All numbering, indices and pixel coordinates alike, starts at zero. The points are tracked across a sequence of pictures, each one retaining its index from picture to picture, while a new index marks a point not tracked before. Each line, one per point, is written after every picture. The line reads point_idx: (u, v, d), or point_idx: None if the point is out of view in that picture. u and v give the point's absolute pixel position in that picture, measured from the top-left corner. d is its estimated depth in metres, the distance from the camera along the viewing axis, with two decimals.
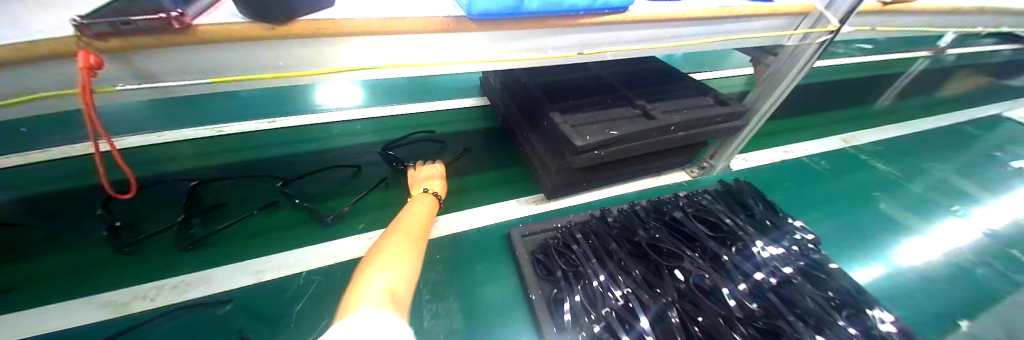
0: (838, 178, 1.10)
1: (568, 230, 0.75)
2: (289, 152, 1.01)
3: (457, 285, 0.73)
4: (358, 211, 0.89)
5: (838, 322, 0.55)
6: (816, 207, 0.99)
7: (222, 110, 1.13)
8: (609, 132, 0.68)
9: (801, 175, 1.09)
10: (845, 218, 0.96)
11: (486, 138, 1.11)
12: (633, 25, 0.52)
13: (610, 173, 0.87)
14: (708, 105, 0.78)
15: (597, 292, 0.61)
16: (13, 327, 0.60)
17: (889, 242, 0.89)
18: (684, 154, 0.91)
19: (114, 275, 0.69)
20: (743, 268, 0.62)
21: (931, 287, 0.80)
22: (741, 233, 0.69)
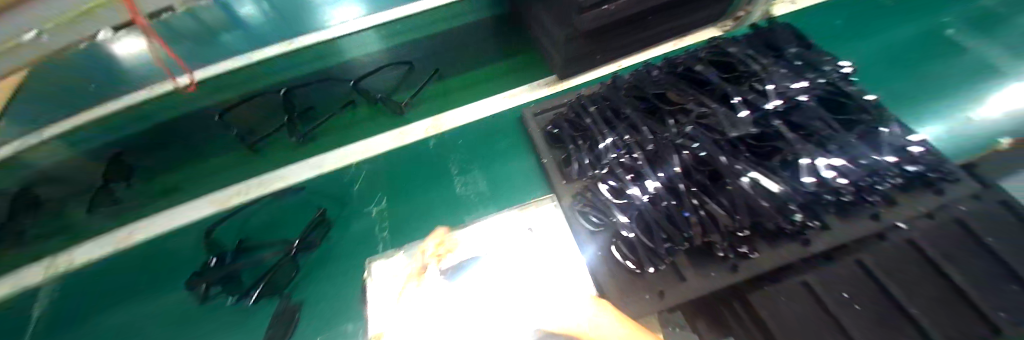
0: (929, 11, 0.92)
1: (578, 102, 0.78)
2: (323, 68, 0.98)
3: (480, 161, 0.84)
4: (422, 100, 0.98)
5: (847, 138, 0.56)
6: (876, 41, 0.89)
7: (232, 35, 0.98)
8: None
9: (876, 9, 0.94)
10: (912, 51, 0.85)
11: (499, 25, 1.06)
12: None
13: (630, 37, 0.83)
14: None
15: (603, 150, 0.68)
16: (178, 216, 0.86)
17: (959, 75, 0.80)
18: (712, 4, 0.82)
19: (233, 174, 0.91)
20: (752, 101, 0.60)
21: (1005, 122, 0.71)
22: (758, 69, 0.64)
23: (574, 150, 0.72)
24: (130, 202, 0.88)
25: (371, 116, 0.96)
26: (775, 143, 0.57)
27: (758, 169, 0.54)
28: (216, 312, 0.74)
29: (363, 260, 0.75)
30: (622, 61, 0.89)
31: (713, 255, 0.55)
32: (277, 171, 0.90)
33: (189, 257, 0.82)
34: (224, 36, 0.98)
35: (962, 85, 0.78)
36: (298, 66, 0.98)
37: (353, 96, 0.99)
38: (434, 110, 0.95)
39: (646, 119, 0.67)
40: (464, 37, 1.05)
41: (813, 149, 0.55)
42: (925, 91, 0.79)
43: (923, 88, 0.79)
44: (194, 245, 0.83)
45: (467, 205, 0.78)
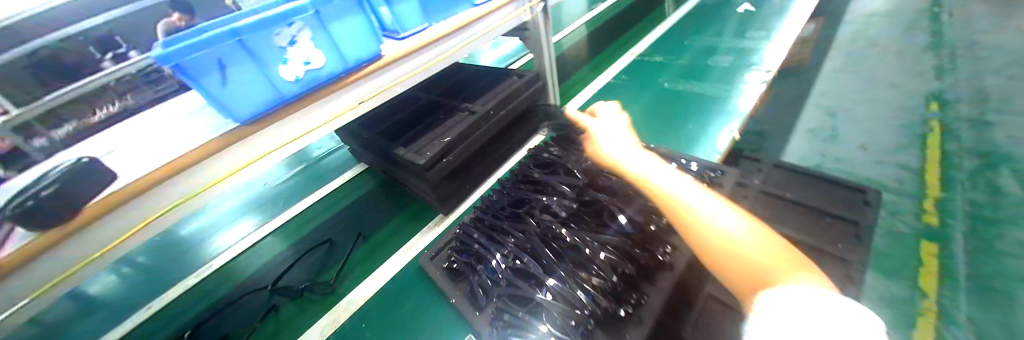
0: (648, 88, 1.54)
1: (461, 233, 0.86)
2: (215, 299, 0.94)
3: (397, 329, 0.79)
4: (349, 271, 0.95)
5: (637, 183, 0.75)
6: (628, 109, 1.44)
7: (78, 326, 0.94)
8: (443, 141, 0.81)
9: (620, 93, 1.55)
10: (647, 109, 1.42)
11: (384, 191, 1.21)
12: (396, 64, 0.72)
13: (480, 167, 1.01)
14: (512, 81, 0.98)
15: (495, 267, 0.73)
16: None
17: (676, 115, 1.34)
18: (528, 124, 1.10)
19: None
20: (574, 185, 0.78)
21: (703, 134, 1.23)
22: (564, 161, 0.86)
23: (474, 278, 0.75)
24: None
25: (299, 311, 0.88)
26: (603, 206, 0.73)
27: (602, 231, 0.68)
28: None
29: None
30: (486, 184, 1.05)
31: (619, 317, 0.58)
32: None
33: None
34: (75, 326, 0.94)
35: (679, 120, 1.32)
36: (178, 315, 0.92)
37: (273, 301, 0.90)
38: (365, 273, 0.93)
39: (514, 226, 0.78)
40: (354, 214, 1.13)
41: (623, 202, 0.71)
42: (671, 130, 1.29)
43: (663, 127, 1.30)
44: None
45: None
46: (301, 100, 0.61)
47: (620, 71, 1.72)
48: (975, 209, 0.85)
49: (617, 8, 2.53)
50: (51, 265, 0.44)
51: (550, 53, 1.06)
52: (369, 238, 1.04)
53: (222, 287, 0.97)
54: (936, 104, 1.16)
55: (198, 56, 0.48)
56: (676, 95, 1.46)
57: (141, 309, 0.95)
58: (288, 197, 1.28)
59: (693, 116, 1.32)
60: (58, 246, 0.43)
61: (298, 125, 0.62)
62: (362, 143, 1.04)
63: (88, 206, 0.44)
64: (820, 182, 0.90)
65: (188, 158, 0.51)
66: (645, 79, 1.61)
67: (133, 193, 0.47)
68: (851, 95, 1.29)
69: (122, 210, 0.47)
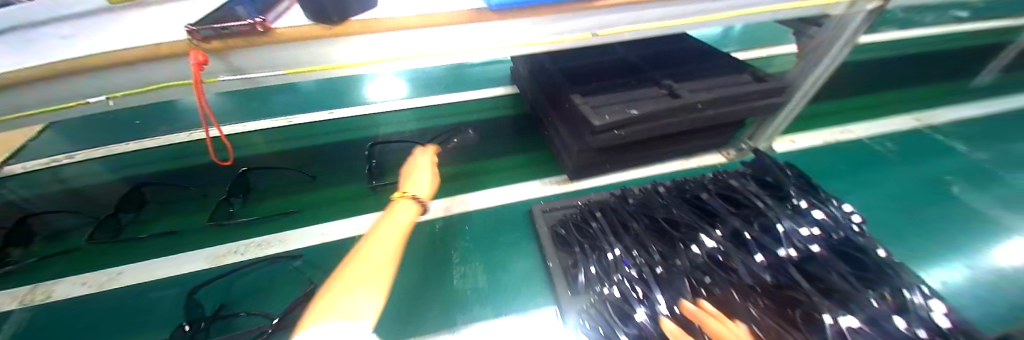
0: (904, 158, 1.04)
1: (588, 207, 0.80)
2: (364, 136, 1.23)
3: (485, 254, 0.82)
4: (501, 170, 1.05)
5: (866, 296, 0.52)
6: (861, 174, 0.98)
7: (284, 105, 1.40)
8: (628, 112, 0.71)
9: (858, 152, 1.06)
10: (891, 187, 0.95)
11: (520, 123, 1.21)
12: (650, 4, 0.54)
13: (637, 154, 0.88)
14: (744, 82, 0.77)
15: (610, 263, 0.66)
16: (162, 264, 0.89)
17: (944, 220, 0.86)
18: (720, 135, 0.90)
19: (255, 226, 0.97)
20: (765, 243, 0.61)
21: (995, 270, 0.74)
22: (769, 210, 0.66)
23: (581, 257, 0.70)
24: (108, 243, 0.93)
25: (483, 170, 1.05)
26: (794, 290, 0.54)
27: (776, 319, 0.52)
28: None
29: None
30: (633, 171, 0.94)
31: None
32: (288, 232, 0.96)
33: (170, 309, 0.81)
34: (283, 100, 1.43)
35: (952, 230, 0.83)
36: (345, 131, 1.26)
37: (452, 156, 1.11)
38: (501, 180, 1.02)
39: (656, 238, 0.67)
40: (489, 133, 1.18)
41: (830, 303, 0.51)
42: (932, 239, 0.81)
43: (919, 230, 0.83)
44: (163, 303, 0.82)
45: (465, 302, 0.73)
46: (542, 9, 0.50)
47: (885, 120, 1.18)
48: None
49: (912, 21, 1.79)
50: (280, 55, 0.48)
51: (825, 75, 0.74)
52: (493, 161, 1.08)
53: (376, 130, 1.25)
54: None
55: None
56: (952, 187, 0.95)
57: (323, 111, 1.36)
58: (445, 86, 1.44)
59: (964, 220, 0.86)
60: (310, 41, 0.47)
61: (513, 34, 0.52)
62: (535, 73, 1.02)
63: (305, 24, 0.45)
64: None
65: (408, 21, 0.47)
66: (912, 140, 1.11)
67: (352, 31, 0.47)
68: None
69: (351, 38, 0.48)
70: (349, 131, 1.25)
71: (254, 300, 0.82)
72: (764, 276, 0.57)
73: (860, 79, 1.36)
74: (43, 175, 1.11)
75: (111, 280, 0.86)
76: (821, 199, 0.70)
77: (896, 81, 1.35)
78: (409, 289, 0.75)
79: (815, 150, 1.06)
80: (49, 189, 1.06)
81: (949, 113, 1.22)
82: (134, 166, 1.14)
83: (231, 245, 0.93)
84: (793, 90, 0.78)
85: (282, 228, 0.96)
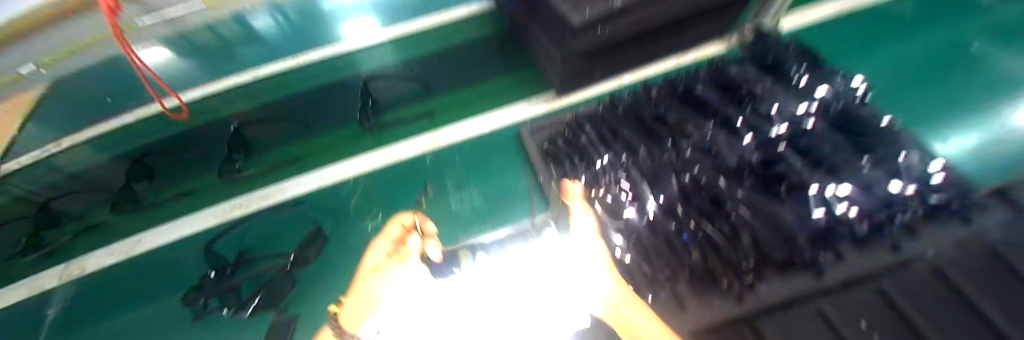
0: (928, 19, 0.94)
1: (577, 121, 0.77)
2: None
3: (479, 178, 0.83)
4: (489, 95, 1.00)
5: (860, 163, 0.53)
6: (876, 46, 0.91)
7: (238, 54, 1.08)
8: (610, 3, 0.62)
9: (875, 21, 0.96)
10: (909, 55, 0.87)
11: (503, 38, 1.11)
12: None
13: (626, 56, 0.82)
14: None
15: (600, 169, 0.66)
16: (174, 227, 0.93)
17: (963, 83, 0.80)
18: (719, 21, 0.81)
19: (253, 181, 0.98)
20: (755, 126, 0.59)
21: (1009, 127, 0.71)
22: (764, 93, 0.62)
23: (571, 168, 0.70)
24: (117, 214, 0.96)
25: (472, 97, 1.01)
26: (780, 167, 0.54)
27: (761, 199, 0.52)
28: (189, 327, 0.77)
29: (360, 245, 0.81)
30: (625, 77, 0.89)
31: (716, 284, 0.51)
32: (287, 182, 0.97)
33: (193, 267, 0.86)
34: (249, 44, 1.08)
35: (970, 92, 0.78)
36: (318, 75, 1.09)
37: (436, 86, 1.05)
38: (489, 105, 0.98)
39: (645, 139, 0.65)
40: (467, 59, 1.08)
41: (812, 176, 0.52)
42: (949, 105, 0.77)
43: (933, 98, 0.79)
44: (186, 260, 0.88)
45: (466, 221, 0.76)
46: None
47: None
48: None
49: None
50: None
51: None
52: (477, 87, 1.03)
53: None
54: None
55: None
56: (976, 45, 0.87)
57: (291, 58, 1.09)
58: None
59: (986, 79, 0.80)
60: None
61: None
62: None
63: None
64: None
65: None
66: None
67: None
68: None
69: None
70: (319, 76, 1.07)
71: (270, 246, 0.87)
72: (752, 158, 0.56)
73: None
74: None
75: (134, 246, 0.91)
76: (824, 76, 0.65)
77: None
78: (413, 216, 0.80)
79: (827, 26, 0.96)
80: None
81: None
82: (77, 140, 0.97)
83: (232, 202, 0.95)
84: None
85: (275, 178, 0.97)
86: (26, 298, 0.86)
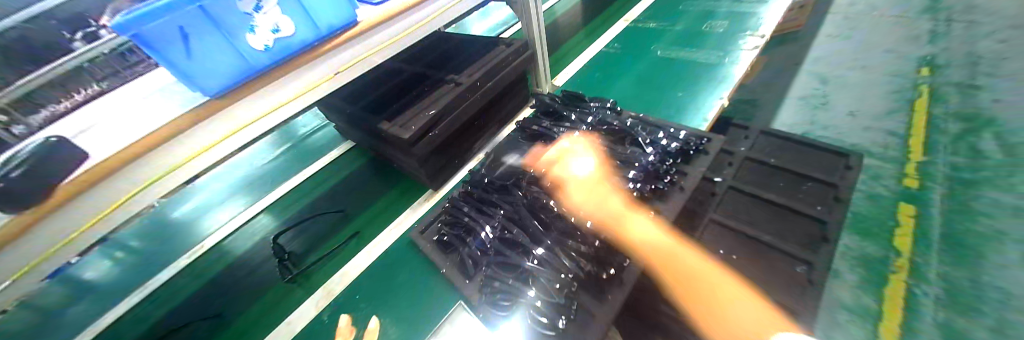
0: (623, 55, 1.56)
1: (452, 205, 0.87)
2: (205, 275, 0.99)
3: (385, 305, 0.82)
4: (378, 215, 1.05)
5: (628, 149, 0.80)
6: (613, 77, 1.44)
7: (88, 304, 0.97)
8: (428, 114, 0.80)
9: (601, 64, 1.53)
10: (629, 76, 1.42)
11: (372, 170, 1.20)
12: (370, 32, 0.68)
13: (468, 143, 1.01)
14: (499, 52, 0.96)
15: (481, 237, 0.76)
16: None
17: (662, 81, 1.35)
18: (516, 95, 1.09)
19: None
20: (561, 153, 0.82)
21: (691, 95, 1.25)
22: (556, 132, 0.88)
23: (463, 249, 0.78)
24: None
25: (369, 221, 1.04)
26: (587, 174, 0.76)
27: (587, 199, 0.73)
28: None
29: None
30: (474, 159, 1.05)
31: (601, 279, 0.62)
32: None
33: None
34: (86, 300, 0.99)
35: (668, 85, 1.32)
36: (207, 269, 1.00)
37: (332, 229, 1.04)
38: (385, 223, 1.01)
39: (502, 197, 0.81)
40: (348, 197, 1.13)
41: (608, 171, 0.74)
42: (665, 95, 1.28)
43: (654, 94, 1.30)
44: None
45: None
46: (280, 69, 0.57)
47: (614, 38, 1.68)
48: (947, 192, 0.85)
49: None
50: (28, 248, 0.41)
51: (540, 22, 1.02)
52: (363, 216, 1.06)
53: (224, 259, 1.02)
54: (928, 69, 1.17)
55: (159, 24, 0.44)
56: (653, 59, 1.49)
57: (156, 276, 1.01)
58: (278, 175, 1.27)
59: (669, 76, 1.37)
60: (71, 201, 0.42)
61: (261, 106, 0.57)
62: (348, 120, 1.02)
63: (64, 184, 0.41)
64: (805, 149, 0.92)
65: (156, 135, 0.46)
66: (636, 34, 1.69)
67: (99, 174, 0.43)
68: (842, 60, 1.29)
69: (103, 184, 0.44)
70: (197, 276, 0.99)
71: None
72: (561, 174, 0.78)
73: (583, 26, 1.86)
74: None
75: None
76: (583, 107, 0.96)
77: (599, 17, 1.91)
78: None
79: (582, 77, 1.48)
80: None
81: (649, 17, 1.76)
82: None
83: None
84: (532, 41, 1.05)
85: None
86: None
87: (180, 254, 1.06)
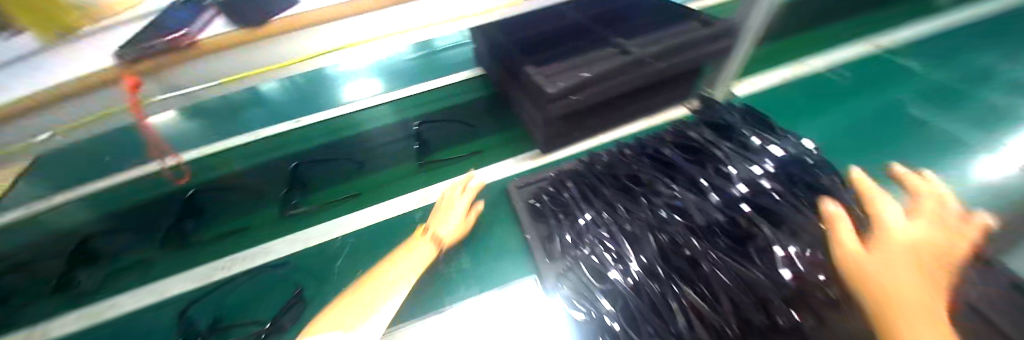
0: (854, 83, 1.06)
1: (558, 177, 0.80)
2: (330, 137, 1.14)
3: (462, 238, 0.84)
4: (480, 152, 1.05)
5: (813, 221, 0.60)
6: (825, 109, 0.98)
7: (256, 118, 1.23)
8: (580, 75, 0.69)
9: (814, 85, 1.06)
10: (853, 118, 0.95)
11: (489, 104, 1.18)
12: None
13: (601, 119, 0.88)
14: (693, 30, 0.72)
15: (582, 228, 0.68)
16: (135, 297, 0.83)
17: (908, 146, 0.87)
18: (679, 88, 0.89)
19: (235, 241, 0.91)
20: (719, 186, 0.67)
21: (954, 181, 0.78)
22: (722, 155, 0.71)
23: (554, 227, 0.72)
24: (47, 301, 0.83)
25: (481, 152, 1.05)
26: (750, 227, 0.60)
27: (733, 257, 0.58)
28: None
29: None
30: (600, 136, 0.94)
31: None
32: (274, 241, 0.90)
33: (160, 333, 0.77)
34: (253, 115, 1.25)
35: (917, 156, 0.84)
36: (334, 132, 1.16)
37: (444, 142, 1.09)
38: (484, 163, 1.01)
39: (622, 197, 0.70)
40: (455, 121, 1.14)
41: (781, 235, 0.58)
42: (904, 167, 0.82)
43: (885, 159, 0.84)
44: (159, 326, 0.78)
45: (448, 283, 0.75)
46: None
47: (847, 50, 1.18)
48: None
49: None
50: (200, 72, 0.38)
51: None
52: (465, 147, 1.07)
53: (346, 131, 1.16)
54: None
55: None
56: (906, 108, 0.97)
57: (294, 120, 1.21)
58: (411, 76, 1.34)
59: (925, 142, 0.88)
60: (242, 47, 0.38)
61: (438, 6, 0.42)
62: (491, 48, 0.99)
63: (264, 23, 0.37)
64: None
65: (325, 14, 0.39)
66: (891, 62, 1.13)
67: (293, 24, 0.38)
68: None
69: (269, 44, 0.39)
70: (320, 137, 1.15)
71: (249, 308, 0.78)
72: (720, 216, 0.63)
73: None
74: None
75: (95, 313, 0.81)
76: (768, 135, 0.74)
77: None
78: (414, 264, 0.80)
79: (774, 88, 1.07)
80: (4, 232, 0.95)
81: (905, 35, 1.23)
82: (79, 200, 1.01)
83: (191, 272, 0.87)
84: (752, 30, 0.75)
85: (253, 240, 0.91)
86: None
87: (316, 111, 1.24)
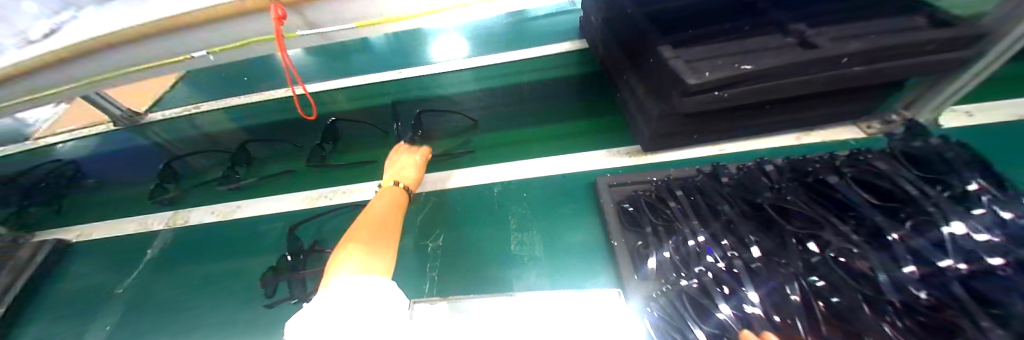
0: None
1: (664, 184, 0.72)
2: (423, 93, 1.16)
3: (544, 224, 0.80)
4: (569, 135, 0.98)
5: None
6: None
7: (363, 64, 1.32)
8: (738, 67, 0.57)
9: None
10: None
11: (587, 85, 1.09)
12: None
13: (735, 124, 0.75)
14: (919, 27, 0.58)
15: (692, 251, 0.59)
16: (258, 205, 0.98)
17: None
18: (863, 101, 0.73)
19: (335, 176, 1.00)
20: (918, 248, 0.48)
21: None
22: (930, 206, 0.52)
23: (652, 240, 0.63)
24: (201, 196, 1.04)
25: (570, 136, 0.98)
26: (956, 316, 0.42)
27: None
28: (252, 294, 0.79)
29: (414, 264, 0.77)
30: (727, 145, 0.82)
31: None
32: (366, 183, 0.97)
33: (275, 240, 0.89)
34: (359, 60, 1.34)
35: None
36: (427, 88, 1.18)
37: (531, 119, 1.04)
38: (573, 148, 0.94)
39: (758, 230, 0.59)
40: (546, 98, 1.08)
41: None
42: None
43: None
44: (272, 234, 0.90)
45: (519, 267, 0.73)
46: None
47: None
48: None
49: None
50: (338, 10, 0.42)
51: None
52: (554, 127, 1.00)
53: (437, 89, 1.17)
54: None
55: None
56: None
57: (394, 71, 1.26)
58: (508, 42, 1.29)
59: None
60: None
61: None
62: (613, 21, 0.88)
63: None
64: None
65: None
66: None
67: None
68: None
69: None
70: (414, 91, 1.18)
71: (341, 239, 0.85)
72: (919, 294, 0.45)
73: None
74: (174, 122, 1.26)
75: (233, 211, 0.98)
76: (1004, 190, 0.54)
77: None
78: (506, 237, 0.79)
79: (996, 128, 0.78)
80: (182, 135, 1.21)
81: None
82: (227, 116, 1.23)
83: (296, 194, 0.98)
84: (995, 40, 0.57)
85: (348, 179, 0.99)
86: (139, 233, 0.99)
87: (414, 64, 1.27)
